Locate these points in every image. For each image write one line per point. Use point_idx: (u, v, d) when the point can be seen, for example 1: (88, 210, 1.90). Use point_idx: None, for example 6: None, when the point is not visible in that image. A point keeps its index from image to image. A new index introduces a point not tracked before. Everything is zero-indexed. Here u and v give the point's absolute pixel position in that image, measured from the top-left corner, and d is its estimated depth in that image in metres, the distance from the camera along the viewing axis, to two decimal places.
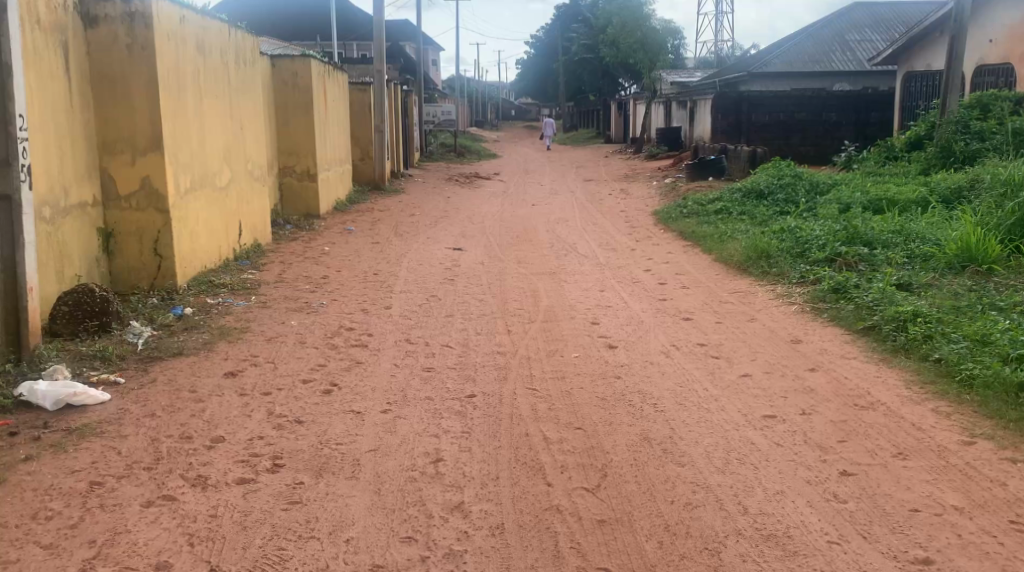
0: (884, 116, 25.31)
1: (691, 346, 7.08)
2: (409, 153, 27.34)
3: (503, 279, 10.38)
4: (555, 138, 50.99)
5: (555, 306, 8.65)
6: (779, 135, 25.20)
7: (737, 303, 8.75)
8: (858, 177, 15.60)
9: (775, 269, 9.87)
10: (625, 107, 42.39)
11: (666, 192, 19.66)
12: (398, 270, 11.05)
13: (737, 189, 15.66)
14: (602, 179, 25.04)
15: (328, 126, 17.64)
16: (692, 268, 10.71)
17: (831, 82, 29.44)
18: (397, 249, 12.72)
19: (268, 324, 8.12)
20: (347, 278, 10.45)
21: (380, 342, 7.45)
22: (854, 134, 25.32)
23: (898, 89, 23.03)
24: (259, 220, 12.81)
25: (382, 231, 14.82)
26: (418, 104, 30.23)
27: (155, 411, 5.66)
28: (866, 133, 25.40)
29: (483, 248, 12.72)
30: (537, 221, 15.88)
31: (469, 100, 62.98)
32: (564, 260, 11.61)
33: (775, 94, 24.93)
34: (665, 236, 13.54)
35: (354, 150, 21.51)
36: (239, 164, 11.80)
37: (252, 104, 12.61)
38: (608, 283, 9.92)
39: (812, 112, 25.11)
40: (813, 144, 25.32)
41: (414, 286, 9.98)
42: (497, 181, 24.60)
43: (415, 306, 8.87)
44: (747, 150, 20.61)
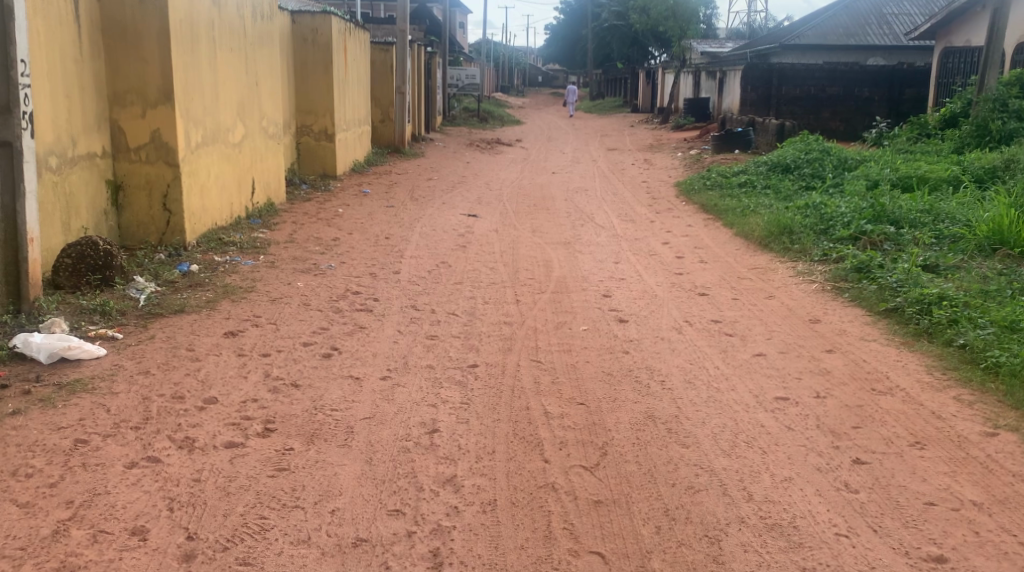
0: (918, 93, 24.79)
1: (704, 323, 6.86)
2: (431, 117, 27.08)
3: (517, 247, 10.19)
4: (581, 105, 50.52)
5: (567, 277, 8.45)
6: (809, 109, 24.75)
7: (755, 280, 8.50)
8: (888, 154, 15.23)
9: (797, 245, 9.61)
10: (654, 76, 41.85)
11: (690, 164, 19.34)
12: (412, 234, 10.89)
13: (762, 162, 15.36)
14: (626, 149, 24.71)
15: (348, 86, 17.45)
16: (711, 242, 10.47)
17: (866, 56, 29.19)
18: (412, 213, 12.54)
19: (273, 284, 7.98)
20: (359, 241, 10.28)
21: (386, 308, 7.30)
22: (886, 110, 24.81)
23: (934, 65, 22.51)
24: (274, 178, 12.69)
25: (398, 194, 14.63)
26: (443, 67, 29.92)
27: (150, 369, 5.52)
28: (899, 110, 24.87)
29: (499, 215, 12.52)
30: (557, 190, 15.64)
31: (496, 66, 62.41)
32: (581, 230, 11.38)
33: (806, 67, 24.44)
34: (685, 208, 13.29)
35: (375, 111, 21.29)
36: (254, 119, 11.66)
37: (269, 60, 12.43)
38: (623, 256, 9.70)
39: (844, 87, 24.62)
40: (843, 120, 24.86)
41: (427, 251, 9.81)
42: (519, 147, 24.32)
43: (424, 271, 8.70)
44: (775, 124, 20.24)
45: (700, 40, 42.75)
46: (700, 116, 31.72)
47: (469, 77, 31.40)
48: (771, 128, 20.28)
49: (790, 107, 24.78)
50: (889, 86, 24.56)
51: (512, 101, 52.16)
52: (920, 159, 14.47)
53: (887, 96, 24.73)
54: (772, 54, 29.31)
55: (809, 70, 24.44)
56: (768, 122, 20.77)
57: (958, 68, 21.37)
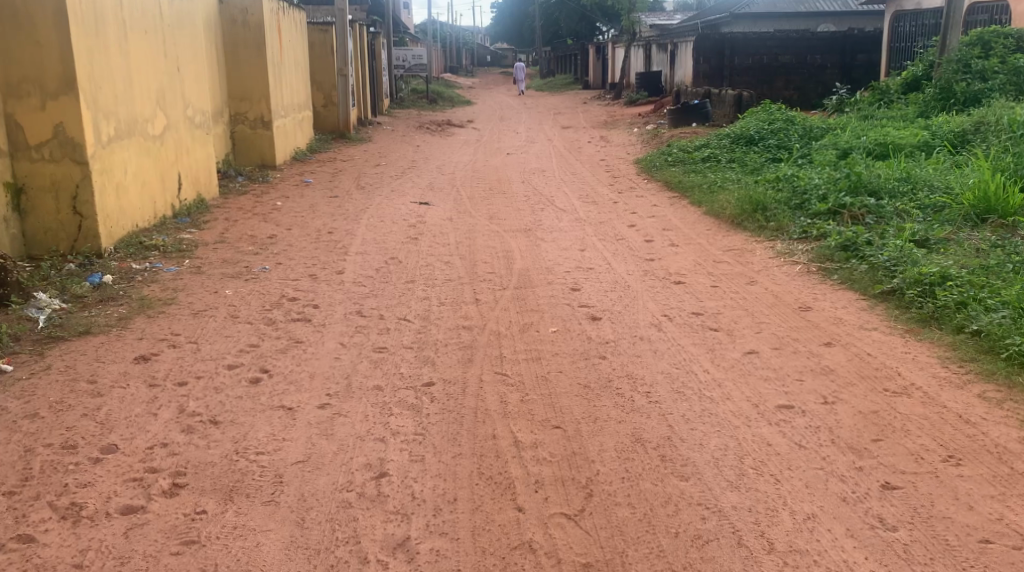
0: (870, 59, 24.31)
1: (686, 317, 6.10)
2: (378, 101, 26.10)
3: (472, 237, 9.37)
4: (531, 83, 49.65)
5: (530, 270, 7.64)
6: (762, 79, 24.18)
7: (733, 263, 7.77)
8: (853, 121, 14.59)
9: (772, 222, 8.89)
10: (604, 51, 41.11)
11: (648, 139, 18.63)
12: (356, 227, 9.99)
13: (723, 135, 14.67)
14: (580, 126, 23.94)
15: (284, 70, 16.45)
16: (679, 223, 9.74)
17: (815, 24, 28.71)
18: (357, 204, 11.63)
19: (199, 293, 7.07)
20: (297, 238, 9.38)
21: (326, 316, 6.42)
22: (840, 77, 24.27)
23: (886, 30, 21.99)
24: (206, 172, 11.75)
25: (342, 183, 13.71)
26: (388, 49, 28.92)
27: (38, 411, 4.65)
28: (853, 76, 24.34)
29: (452, 202, 11.68)
30: (511, 172, 14.81)
31: (443, 46, 61.26)
32: (541, 214, 10.59)
33: (757, 35, 23.81)
34: (647, 187, 12.57)
35: (316, 97, 20.27)
36: (178, 108, 10.73)
37: (192, 44, 11.49)
38: (589, 241, 8.93)
39: (796, 55, 24.05)
40: (797, 88, 24.33)
41: (374, 245, 8.95)
42: (469, 128, 23.44)
43: (372, 270, 7.84)
44: (733, 94, 19.62)
45: (648, 13, 42.07)
46: (653, 90, 31.05)
47: (416, 58, 30.42)
48: (729, 99, 19.65)
49: (744, 76, 24.19)
50: (841, 52, 24.05)
51: (461, 81, 51.16)
52: (888, 124, 13.85)
53: (840, 62, 24.22)
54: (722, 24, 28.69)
55: (760, 38, 23.84)
56: (725, 92, 20.12)
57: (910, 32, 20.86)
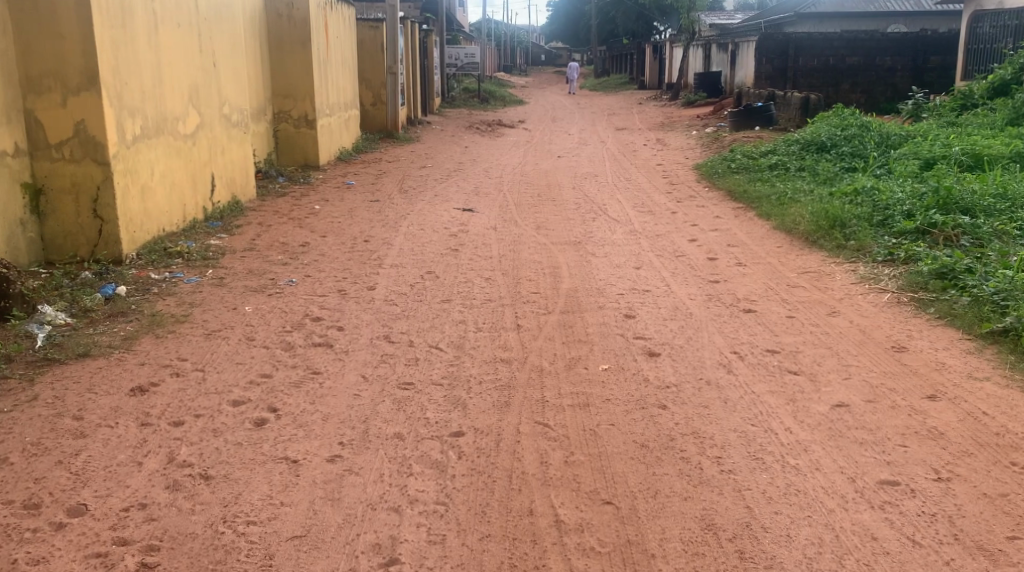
0: (944, 61, 23.11)
1: (758, 358, 5.33)
2: (428, 99, 25.47)
3: (517, 249, 8.67)
4: (586, 83, 48.78)
5: (578, 291, 6.91)
6: (828, 81, 23.14)
7: (810, 288, 6.96)
8: (933, 129, 13.64)
9: (852, 241, 8.07)
10: (662, 51, 40.13)
11: (708, 143, 17.77)
12: (395, 236, 9.35)
13: (790, 141, 13.77)
14: (636, 128, 23.10)
15: (330, 66, 15.89)
16: (746, 239, 8.92)
17: (884, 25, 27.55)
18: (399, 209, 11.01)
19: (216, 310, 6.42)
20: (331, 246, 8.75)
21: (350, 341, 5.75)
22: (909, 80, 23.13)
23: (962, 31, 20.78)
24: (241, 174, 11.19)
25: (386, 186, 13.11)
26: (440, 47, 28.32)
27: (9, 457, 4.01)
28: (923, 80, 23.18)
29: (498, 209, 11.00)
30: (562, 176, 14.10)
31: (498, 44, 60.65)
32: (594, 225, 9.85)
33: (823, 35, 22.79)
34: (709, 195, 11.75)
35: (365, 94, 19.73)
36: (214, 106, 10.18)
37: (230, 40, 10.96)
38: (646, 258, 8.17)
39: (863, 56, 22.99)
40: (864, 91, 23.25)
41: (412, 257, 8.30)
42: (521, 129, 22.72)
43: (404, 286, 7.17)
44: (798, 97, 18.69)
45: (707, 13, 41.03)
46: (712, 90, 30.06)
47: (469, 56, 29.78)
48: (794, 102, 18.71)
49: (808, 78, 23.18)
50: (912, 54, 22.93)
51: (515, 81, 50.48)
52: (972, 133, 12.89)
53: (910, 65, 23.09)
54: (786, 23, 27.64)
55: (826, 39, 22.81)
56: (790, 95, 19.15)
57: (989, 33, 19.70)
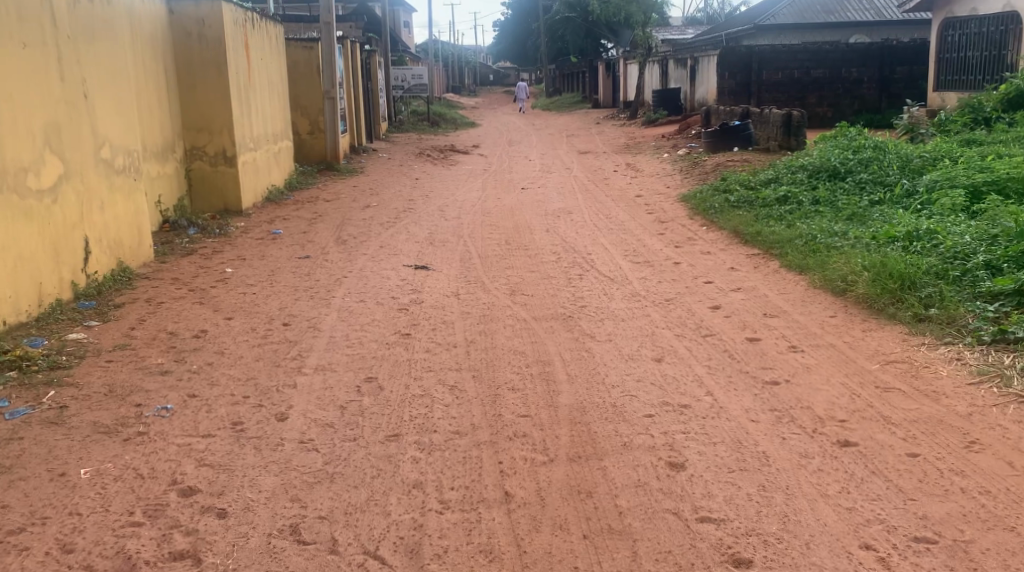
0: (911, 70, 21.57)
1: (913, 564, 3.32)
2: (372, 125, 23.17)
3: (488, 330, 6.50)
4: (537, 103, 46.75)
5: (585, 409, 4.76)
6: (795, 95, 21.38)
7: (913, 391, 4.90)
8: (957, 148, 11.80)
9: (935, 310, 6.06)
10: (616, 68, 38.23)
11: (686, 168, 15.77)
12: (325, 311, 7.14)
13: (794, 166, 11.72)
14: (600, 151, 21.05)
15: (253, 92, 13.63)
16: (785, 305, 6.84)
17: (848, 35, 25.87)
18: (333, 268, 8.78)
19: (35, 476, 4.15)
20: (238, 336, 6.49)
21: (234, 545, 3.58)
22: (877, 93, 21.53)
23: (932, 41, 18.54)
24: (132, 232, 8.85)
25: (322, 234, 10.93)
26: (384, 68, 26.08)
27: None
28: (892, 92, 21.58)
29: (456, 264, 8.84)
30: (530, 214, 11.98)
31: (445, 64, 58.42)
32: (583, 286, 7.72)
33: (787, 46, 21.05)
34: (711, 238, 9.70)
35: (300, 123, 17.48)
36: (85, 148, 7.88)
37: (112, 64, 8.65)
38: (664, 341, 6.04)
39: (830, 68, 21.36)
40: (832, 105, 21.55)
41: (343, 351, 6.08)
42: (475, 155, 20.62)
43: (332, 409, 4.98)
44: (779, 113, 16.79)
45: (660, 29, 39.39)
46: (672, 108, 28.16)
47: (417, 78, 27.63)
48: (774, 119, 16.82)
49: (773, 93, 21.39)
50: (879, 65, 21.37)
51: (465, 102, 48.24)
52: (1007, 153, 11.00)
53: (877, 75, 21.51)
54: (743, 36, 25.82)
55: (791, 50, 21.09)
56: (768, 111, 17.27)
57: (962, 41, 17.51)
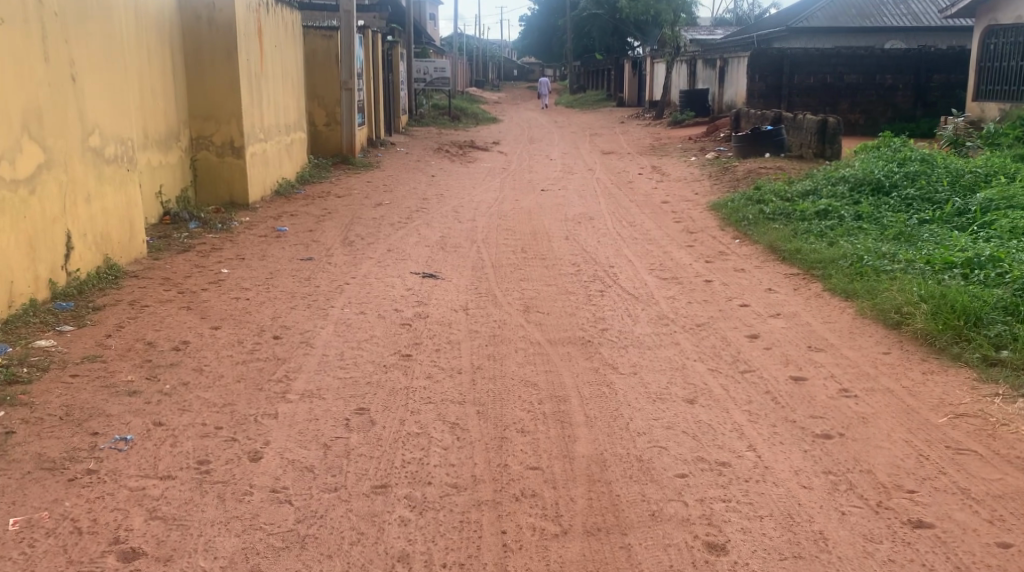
0: (948, 79, 20.72)
1: None
2: (391, 117, 22.50)
3: (498, 354, 5.83)
4: (560, 99, 45.94)
5: (608, 462, 4.11)
6: (826, 101, 20.59)
7: (990, 454, 4.24)
8: (1010, 164, 11.03)
9: (1006, 353, 5.36)
10: (642, 67, 37.38)
11: (716, 174, 15.02)
12: (321, 323, 6.49)
13: (834, 177, 10.96)
14: (624, 152, 20.31)
15: (265, 79, 12.99)
16: (832, 337, 6.14)
17: (883, 41, 24.97)
18: (334, 273, 8.13)
19: None
20: (222, 350, 5.85)
21: None
22: (912, 102, 20.68)
23: (974, 47, 17.67)
24: (123, 226, 8.22)
25: (329, 233, 10.31)
26: (405, 59, 25.39)
27: None
28: (927, 101, 20.72)
29: (466, 273, 8.18)
30: (550, 218, 11.30)
31: (468, 58, 57.69)
32: (605, 305, 7.03)
33: (820, 51, 20.26)
34: (744, 253, 8.98)
35: (316, 112, 16.84)
36: (71, 136, 7.25)
37: (107, 45, 8.00)
38: (697, 376, 5.35)
39: (863, 74, 20.55)
40: (864, 112, 20.72)
41: (334, 373, 5.42)
42: (494, 152, 19.93)
43: (316, 448, 4.34)
44: (814, 119, 15.99)
45: (688, 29, 38.53)
46: (699, 109, 27.36)
47: (439, 70, 26.92)
48: (809, 125, 16.04)
49: (805, 97, 20.60)
50: (915, 72, 20.53)
51: (487, 96, 47.52)
52: None
53: (913, 83, 20.65)
54: (774, 38, 25.03)
55: (824, 54, 20.29)
56: (803, 117, 16.48)
57: (1003, 51, 16.65)
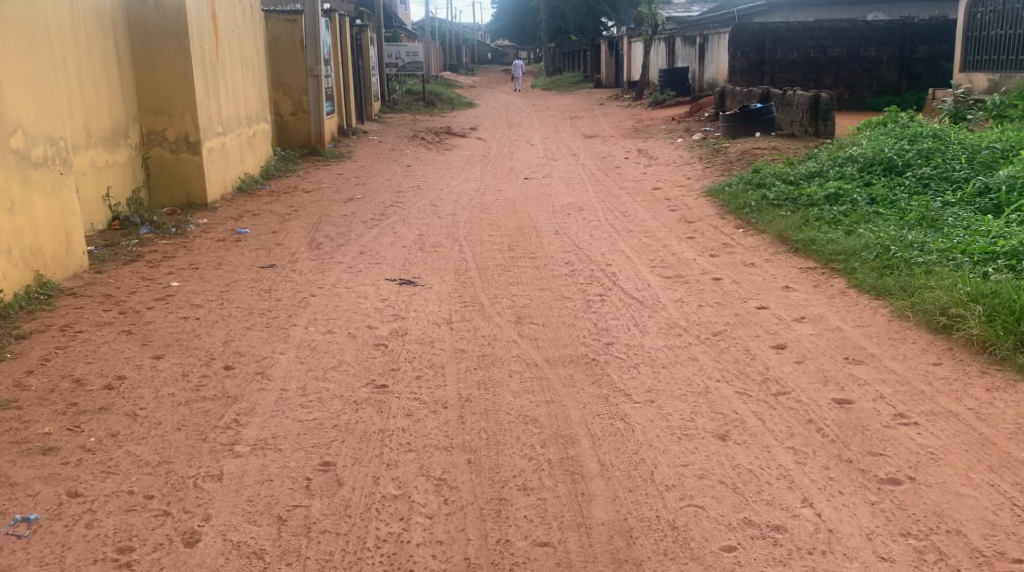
0: (933, 50, 19.90)
1: None
2: (362, 104, 21.52)
3: (489, 380, 4.98)
4: (537, 82, 45.02)
5: (634, 537, 3.37)
6: (809, 76, 19.80)
7: None
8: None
9: None
10: (619, 46, 36.50)
11: (707, 156, 14.20)
12: (282, 347, 5.62)
13: (840, 157, 10.16)
14: (607, 135, 19.44)
15: (222, 68, 12.00)
16: (869, 345, 5.34)
17: (863, 12, 23.93)
18: (299, 283, 7.24)
19: None
20: (165, 387, 4.96)
21: None
22: (897, 75, 19.87)
23: (959, 15, 16.20)
24: (58, 238, 7.30)
25: (296, 234, 9.44)
26: (375, 44, 24.36)
27: None
28: (913, 73, 19.90)
29: (448, 278, 7.32)
30: (536, 210, 10.45)
31: (441, 43, 56.65)
32: (607, 313, 6.19)
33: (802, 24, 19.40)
34: (752, 245, 8.16)
35: (282, 102, 15.84)
36: None
37: (28, 36, 7.03)
38: (725, 402, 4.52)
39: (847, 47, 19.73)
40: (849, 86, 19.93)
41: (294, 415, 4.56)
42: (471, 139, 19.02)
43: (273, 523, 3.52)
44: (805, 95, 15.16)
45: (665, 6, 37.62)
46: (679, 88, 26.49)
47: (411, 55, 25.93)
48: (800, 101, 15.22)
49: (788, 73, 19.80)
50: (899, 44, 19.71)
51: (462, 81, 46.52)
52: None
53: (897, 55, 19.85)
54: (754, 13, 24.17)
55: (806, 28, 19.44)
56: (793, 93, 15.66)
57: (988, 19, 15.33)
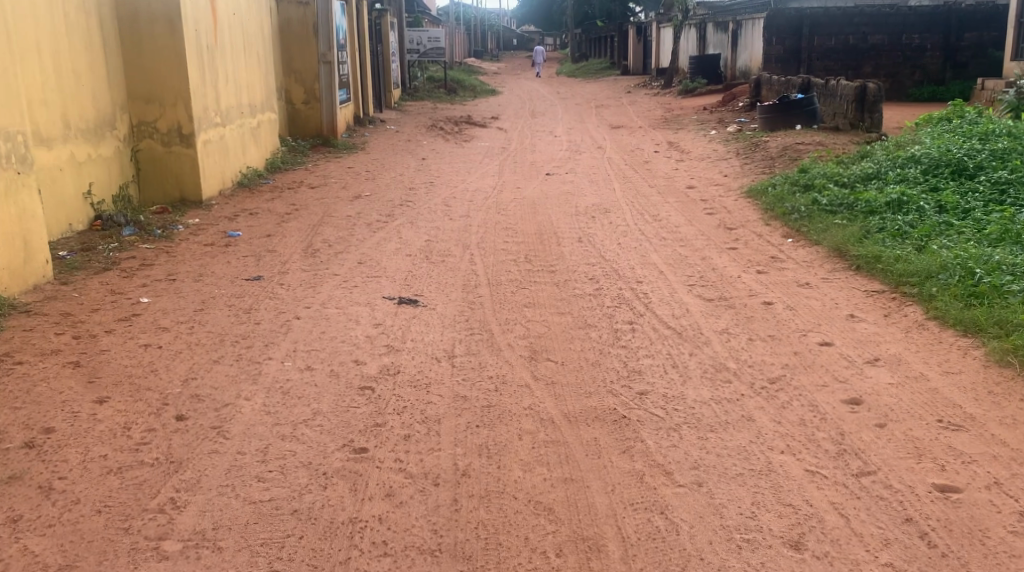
0: (981, 37, 18.65)
1: None
2: (380, 91, 20.53)
3: (493, 443, 4.01)
4: (563, 69, 43.82)
5: None
6: (850, 64, 18.62)
7: None
8: None
9: None
10: (648, 33, 35.27)
11: (746, 151, 13.13)
12: (251, 389, 4.66)
13: (901, 157, 9.04)
14: (636, 126, 18.38)
15: (219, 52, 10.94)
16: (963, 400, 4.36)
17: None
18: (284, 302, 6.30)
19: None
20: (96, 446, 4.02)
21: None
22: (941, 63, 18.64)
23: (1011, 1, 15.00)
24: (13, 247, 6.40)
25: (293, 237, 8.52)
26: (395, 28, 23.36)
27: None
28: (958, 61, 18.65)
29: (455, 296, 6.37)
30: (559, 212, 9.47)
31: (466, 30, 55.58)
32: (639, 348, 5.20)
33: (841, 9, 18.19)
34: (805, 260, 7.13)
35: (293, 89, 14.85)
36: None
37: None
38: (793, 490, 3.53)
39: (889, 34, 18.52)
40: (890, 76, 18.74)
41: (245, 493, 3.61)
42: (492, 129, 18.03)
43: None
44: (851, 85, 14.03)
45: None
46: (711, 76, 25.31)
47: (433, 40, 24.92)
48: (845, 92, 14.09)
49: (826, 60, 18.63)
50: (944, 30, 18.50)
51: (486, 67, 45.41)
52: None
53: (942, 43, 18.62)
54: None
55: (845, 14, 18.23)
56: (838, 82, 14.52)
57: None
